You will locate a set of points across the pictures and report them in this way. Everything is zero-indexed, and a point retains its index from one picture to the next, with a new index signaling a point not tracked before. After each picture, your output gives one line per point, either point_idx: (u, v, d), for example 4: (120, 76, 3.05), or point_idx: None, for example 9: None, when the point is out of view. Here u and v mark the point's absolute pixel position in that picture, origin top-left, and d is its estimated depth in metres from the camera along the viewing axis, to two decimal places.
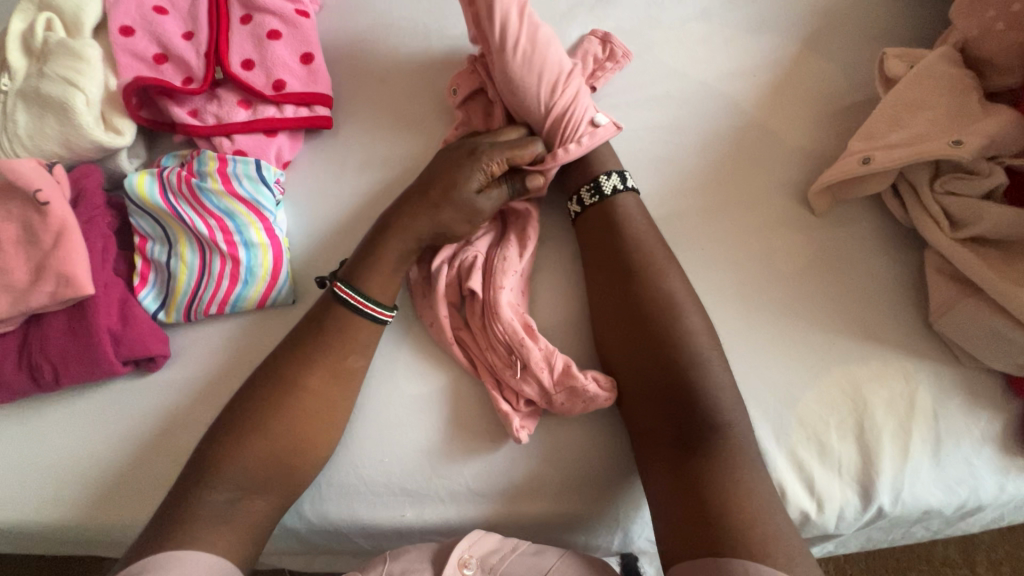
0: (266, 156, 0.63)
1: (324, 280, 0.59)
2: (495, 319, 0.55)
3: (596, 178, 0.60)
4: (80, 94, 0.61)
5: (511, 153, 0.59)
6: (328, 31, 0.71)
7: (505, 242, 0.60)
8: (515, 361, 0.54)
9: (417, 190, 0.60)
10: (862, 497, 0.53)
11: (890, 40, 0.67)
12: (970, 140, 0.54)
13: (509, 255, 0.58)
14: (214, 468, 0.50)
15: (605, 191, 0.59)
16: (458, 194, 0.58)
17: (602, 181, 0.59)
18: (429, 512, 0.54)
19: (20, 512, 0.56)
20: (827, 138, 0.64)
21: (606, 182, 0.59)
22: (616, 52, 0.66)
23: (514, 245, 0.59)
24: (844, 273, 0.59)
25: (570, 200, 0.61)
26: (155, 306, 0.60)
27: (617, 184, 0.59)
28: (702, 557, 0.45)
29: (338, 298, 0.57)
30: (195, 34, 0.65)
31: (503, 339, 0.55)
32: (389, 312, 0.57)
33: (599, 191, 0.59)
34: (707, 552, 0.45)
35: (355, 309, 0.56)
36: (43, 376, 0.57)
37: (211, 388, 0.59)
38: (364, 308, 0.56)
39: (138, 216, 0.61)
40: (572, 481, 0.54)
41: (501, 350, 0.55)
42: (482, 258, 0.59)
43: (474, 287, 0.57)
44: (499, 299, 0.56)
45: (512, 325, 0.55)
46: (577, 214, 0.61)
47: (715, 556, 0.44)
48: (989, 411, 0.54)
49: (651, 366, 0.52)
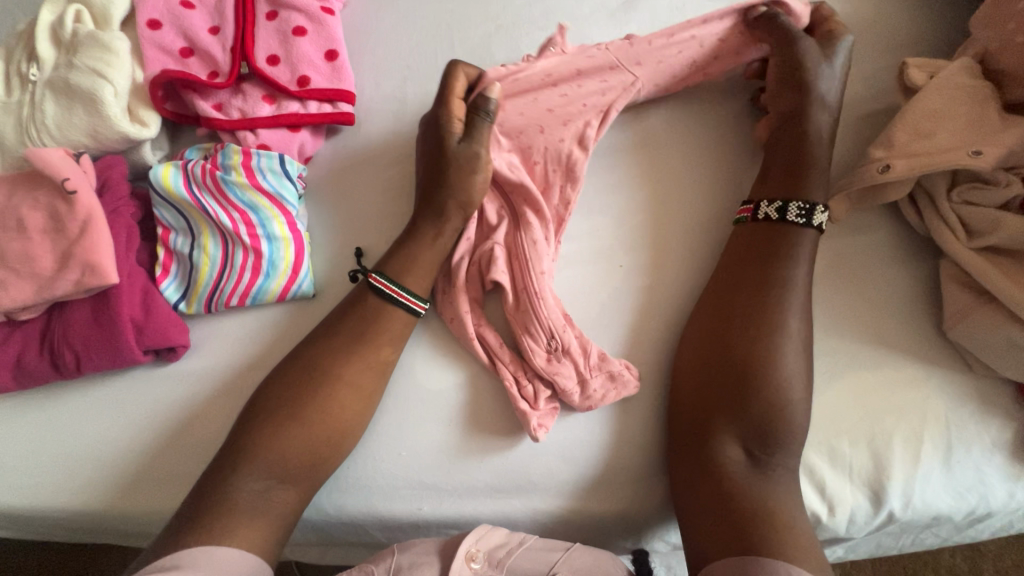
0: (289, 150, 0.64)
1: (358, 273, 0.60)
2: (534, 299, 0.57)
3: (813, 204, 0.57)
4: (108, 85, 0.62)
5: (449, 96, 0.62)
6: (352, 30, 0.72)
7: (529, 227, 0.60)
8: (555, 346, 0.56)
9: (448, 189, 0.60)
10: (873, 501, 0.54)
11: (909, 50, 0.68)
12: (988, 151, 0.54)
13: (540, 240, 0.59)
14: (237, 458, 0.51)
15: (812, 219, 0.57)
16: (455, 158, 0.60)
17: (817, 211, 0.57)
18: (447, 507, 0.55)
19: (38, 497, 0.57)
20: (846, 145, 0.65)
21: (819, 214, 0.57)
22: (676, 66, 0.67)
23: (540, 230, 0.60)
24: (860, 279, 0.60)
25: (774, 202, 0.58)
26: (177, 296, 0.61)
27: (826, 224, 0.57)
28: (727, 557, 0.46)
29: (375, 289, 0.58)
30: (221, 29, 0.66)
31: (545, 325, 0.56)
32: (422, 303, 0.58)
33: (808, 217, 0.57)
34: (727, 552, 0.47)
35: (392, 300, 0.57)
36: (64, 363, 0.58)
37: (231, 379, 0.59)
38: (400, 299, 0.57)
39: (162, 207, 0.61)
40: (588, 478, 0.54)
41: (541, 337, 0.56)
42: (508, 241, 0.60)
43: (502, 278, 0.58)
44: (543, 285, 0.58)
45: (555, 311, 0.57)
46: (768, 217, 0.57)
47: (741, 555, 0.46)
48: (1000, 419, 0.55)
49: (693, 368, 0.54)
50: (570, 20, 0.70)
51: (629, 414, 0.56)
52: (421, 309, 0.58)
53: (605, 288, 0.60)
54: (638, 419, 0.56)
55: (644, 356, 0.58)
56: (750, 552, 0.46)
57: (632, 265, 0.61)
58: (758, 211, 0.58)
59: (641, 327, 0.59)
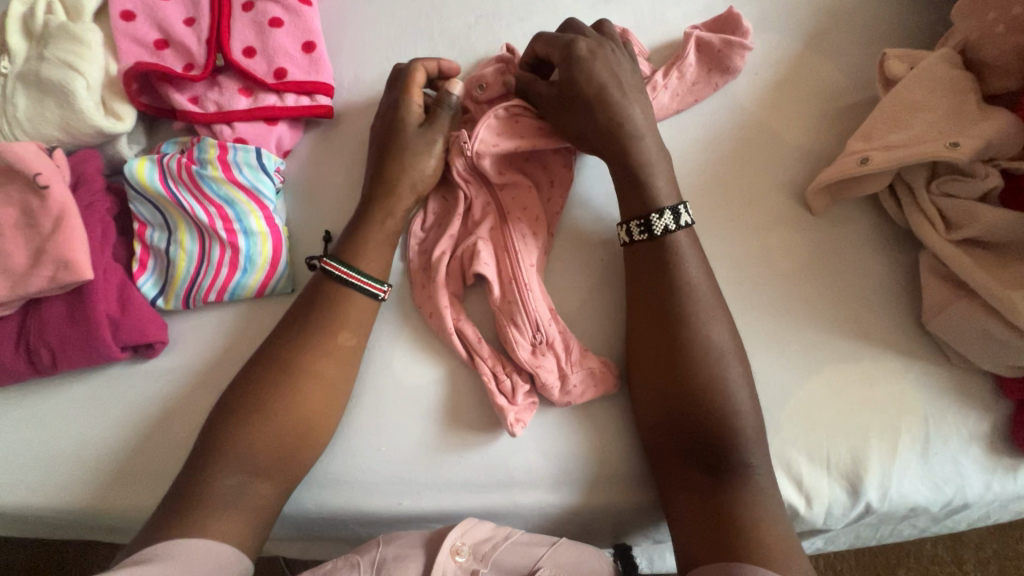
0: (267, 144, 0.63)
1: (313, 260, 0.60)
2: (522, 291, 0.57)
3: (648, 215, 0.56)
4: (81, 78, 0.61)
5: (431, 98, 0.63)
6: (331, 21, 0.71)
7: (516, 223, 0.60)
8: (539, 339, 0.56)
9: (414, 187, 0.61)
10: (850, 493, 0.54)
11: (892, 41, 0.67)
12: (966, 142, 0.54)
13: (527, 235, 0.59)
14: (214, 453, 0.51)
15: (655, 229, 0.56)
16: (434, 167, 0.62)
17: (654, 219, 0.56)
18: (426, 501, 0.55)
19: (16, 493, 0.56)
20: (826, 138, 0.64)
21: (658, 221, 0.55)
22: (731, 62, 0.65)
23: (526, 224, 0.60)
24: (840, 272, 0.60)
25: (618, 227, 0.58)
26: (154, 292, 0.60)
27: (671, 224, 0.55)
28: (713, 560, 0.46)
29: (345, 284, 0.57)
30: (196, 20, 0.65)
31: (529, 318, 0.56)
32: (378, 283, 0.58)
33: (650, 229, 0.56)
34: (710, 554, 0.46)
35: (344, 283, 0.57)
36: (41, 360, 0.58)
37: (208, 375, 0.59)
38: (353, 280, 0.57)
39: (138, 202, 0.60)
40: (567, 472, 0.54)
41: (525, 329, 0.56)
42: (494, 233, 0.60)
43: (485, 270, 0.57)
44: (528, 277, 0.57)
45: (539, 305, 0.57)
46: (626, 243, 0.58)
47: (724, 558, 0.46)
48: (978, 411, 0.55)
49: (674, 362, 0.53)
50: (551, 11, 0.70)
51: (607, 408, 0.56)
52: (382, 292, 0.58)
53: (583, 281, 0.60)
54: (618, 413, 0.56)
55: (623, 351, 0.58)
56: (726, 556, 0.46)
57: (613, 259, 0.61)
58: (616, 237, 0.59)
59: (619, 321, 0.59)
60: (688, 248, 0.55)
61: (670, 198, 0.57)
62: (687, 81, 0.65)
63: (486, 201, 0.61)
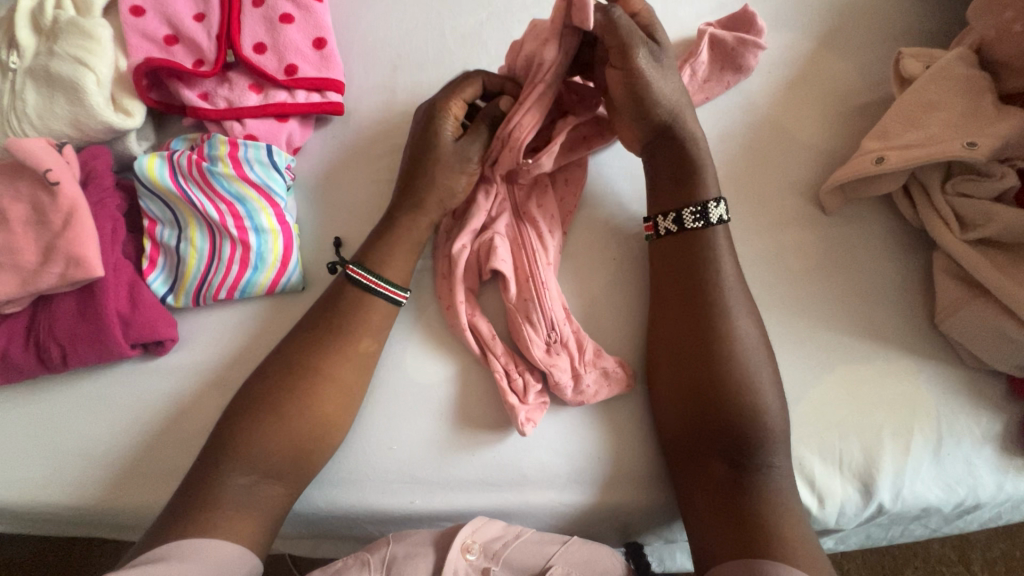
0: (277, 141, 0.63)
1: (335, 264, 0.59)
2: (537, 289, 0.57)
3: (704, 204, 0.56)
4: (90, 74, 0.60)
5: (455, 98, 0.60)
6: (341, 17, 0.71)
7: (530, 222, 0.60)
8: (553, 338, 0.56)
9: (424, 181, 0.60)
10: (863, 493, 0.54)
11: (905, 40, 0.67)
12: (983, 142, 0.54)
13: (542, 233, 0.59)
14: (226, 451, 0.51)
15: (711, 218, 0.56)
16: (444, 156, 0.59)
17: (710, 208, 0.56)
18: (439, 500, 0.54)
19: (25, 491, 0.56)
20: (840, 137, 0.64)
21: (714, 210, 0.56)
22: (745, 60, 0.65)
23: (541, 223, 0.60)
24: (852, 272, 0.59)
25: (666, 215, 0.57)
26: (164, 289, 0.60)
27: (723, 216, 0.56)
28: (731, 559, 0.46)
29: (355, 283, 0.57)
30: (206, 16, 0.64)
31: (545, 316, 0.56)
32: (396, 287, 0.58)
33: (706, 217, 0.56)
34: (726, 555, 0.47)
35: (362, 285, 0.57)
36: (50, 357, 0.57)
37: (218, 373, 0.59)
38: (371, 284, 0.57)
39: (148, 199, 0.60)
40: (580, 472, 0.54)
41: (540, 327, 0.56)
42: (510, 231, 0.60)
43: (502, 266, 0.57)
44: (544, 275, 0.57)
45: (554, 303, 0.57)
46: (671, 231, 0.57)
47: (741, 558, 0.46)
48: (990, 412, 0.55)
49: (690, 364, 0.52)
50: None
51: (619, 407, 0.56)
52: (399, 296, 0.58)
53: (596, 280, 0.60)
54: (630, 413, 0.56)
55: (635, 350, 0.58)
56: (746, 554, 0.46)
57: (625, 258, 0.61)
58: (659, 227, 0.57)
59: (631, 320, 0.59)
60: (698, 249, 0.55)
61: (682, 198, 0.57)
62: (700, 79, 0.65)
63: (499, 197, 0.61)
